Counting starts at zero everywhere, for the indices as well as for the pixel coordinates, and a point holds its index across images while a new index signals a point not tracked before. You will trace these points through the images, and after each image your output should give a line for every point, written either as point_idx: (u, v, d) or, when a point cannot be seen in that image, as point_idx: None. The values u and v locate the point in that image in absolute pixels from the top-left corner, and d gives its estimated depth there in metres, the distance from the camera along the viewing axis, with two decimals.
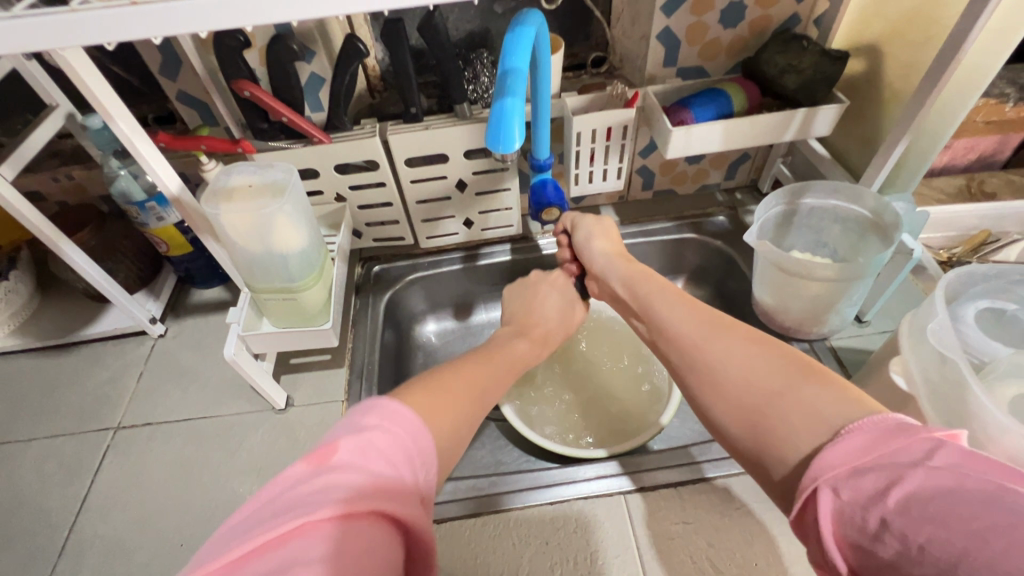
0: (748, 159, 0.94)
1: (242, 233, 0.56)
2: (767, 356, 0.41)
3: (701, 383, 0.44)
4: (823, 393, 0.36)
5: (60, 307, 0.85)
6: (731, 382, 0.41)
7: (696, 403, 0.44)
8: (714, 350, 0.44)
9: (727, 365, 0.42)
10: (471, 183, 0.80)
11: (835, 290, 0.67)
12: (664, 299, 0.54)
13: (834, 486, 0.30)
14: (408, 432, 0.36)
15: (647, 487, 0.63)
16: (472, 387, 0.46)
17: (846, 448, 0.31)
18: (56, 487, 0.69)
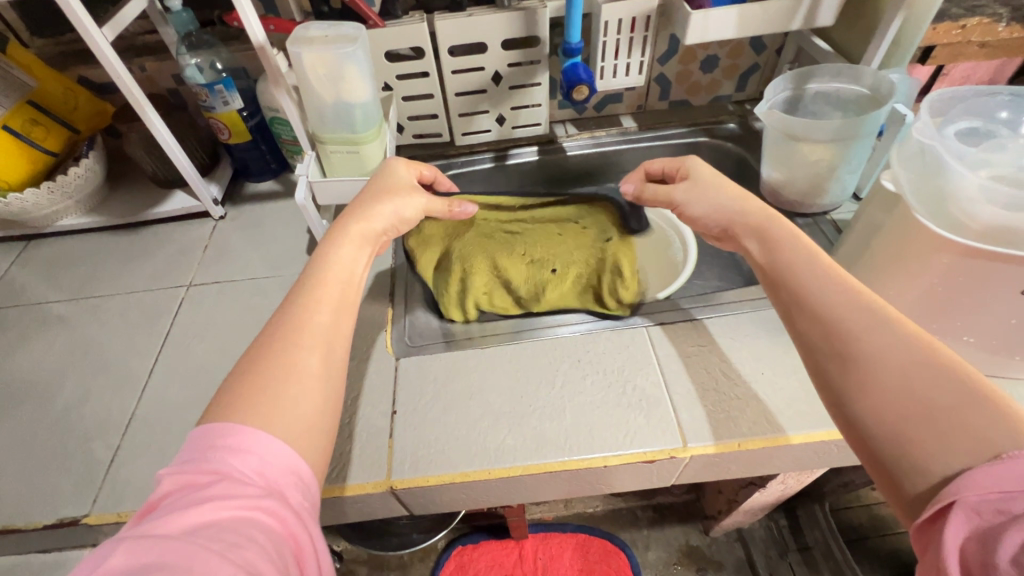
0: (758, 70, 1.01)
1: (320, 76, 0.65)
2: (926, 358, 0.39)
3: (844, 371, 0.42)
4: (990, 412, 0.35)
5: (131, 190, 0.94)
6: (882, 377, 0.40)
7: (830, 391, 0.43)
8: (871, 342, 0.42)
9: (879, 359, 0.41)
10: (506, 75, 0.88)
11: (836, 153, 0.75)
12: (813, 266, 0.50)
13: (973, 507, 0.32)
14: (262, 445, 0.41)
15: (665, 322, 0.72)
16: (314, 333, 0.49)
17: (1001, 473, 0.32)
18: (140, 327, 0.78)
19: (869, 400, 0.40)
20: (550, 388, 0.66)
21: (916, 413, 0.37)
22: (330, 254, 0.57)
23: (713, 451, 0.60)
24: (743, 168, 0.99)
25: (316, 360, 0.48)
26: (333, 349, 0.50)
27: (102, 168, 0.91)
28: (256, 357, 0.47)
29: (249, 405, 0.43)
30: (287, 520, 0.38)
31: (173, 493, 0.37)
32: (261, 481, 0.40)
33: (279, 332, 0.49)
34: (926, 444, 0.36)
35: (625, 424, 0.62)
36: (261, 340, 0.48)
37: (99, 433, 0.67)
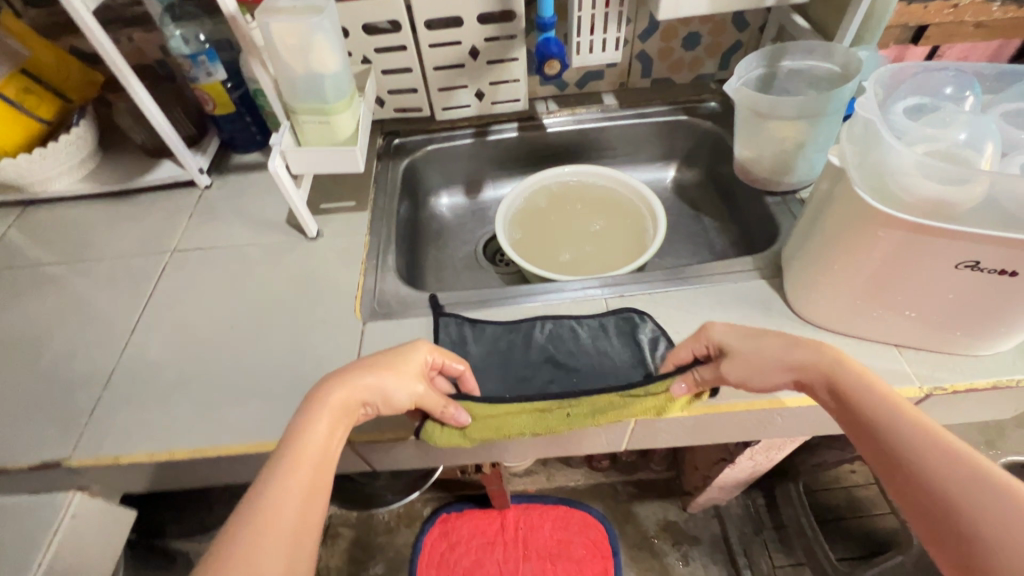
0: (741, 48, 1.01)
1: (290, 46, 0.67)
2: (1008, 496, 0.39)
3: (965, 545, 0.40)
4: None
5: (121, 159, 0.97)
6: (1005, 567, 0.38)
7: (932, 538, 0.42)
8: (954, 486, 0.41)
9: (970, 505, 0.40)
10: (483, 50, 0.89)
11: (802, 131, 0.75)
12: (889, 409, 0.46)
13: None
14: None
15: (625, 294, 0.74)
16: (282, 515, 0.44)
17: None
18: (125, 289, 0.82)
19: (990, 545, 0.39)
20: (509, 350, 0.68)
21: (1004, 560, 0.38)
22: (301, 432, 0.50)
23: (655, 414, 0.62)
24: (720, 147, 1.00)
25: (289, 555, 0.43)
26: (307, 535, 0.45)
27: (93, 137, 0.94)
28: (240, 548, 0.42)
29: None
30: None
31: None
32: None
33: (256, 521, 0.43)
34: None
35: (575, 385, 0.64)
36: (239, 532, 0.43)
37: (82, 385, 0.71)
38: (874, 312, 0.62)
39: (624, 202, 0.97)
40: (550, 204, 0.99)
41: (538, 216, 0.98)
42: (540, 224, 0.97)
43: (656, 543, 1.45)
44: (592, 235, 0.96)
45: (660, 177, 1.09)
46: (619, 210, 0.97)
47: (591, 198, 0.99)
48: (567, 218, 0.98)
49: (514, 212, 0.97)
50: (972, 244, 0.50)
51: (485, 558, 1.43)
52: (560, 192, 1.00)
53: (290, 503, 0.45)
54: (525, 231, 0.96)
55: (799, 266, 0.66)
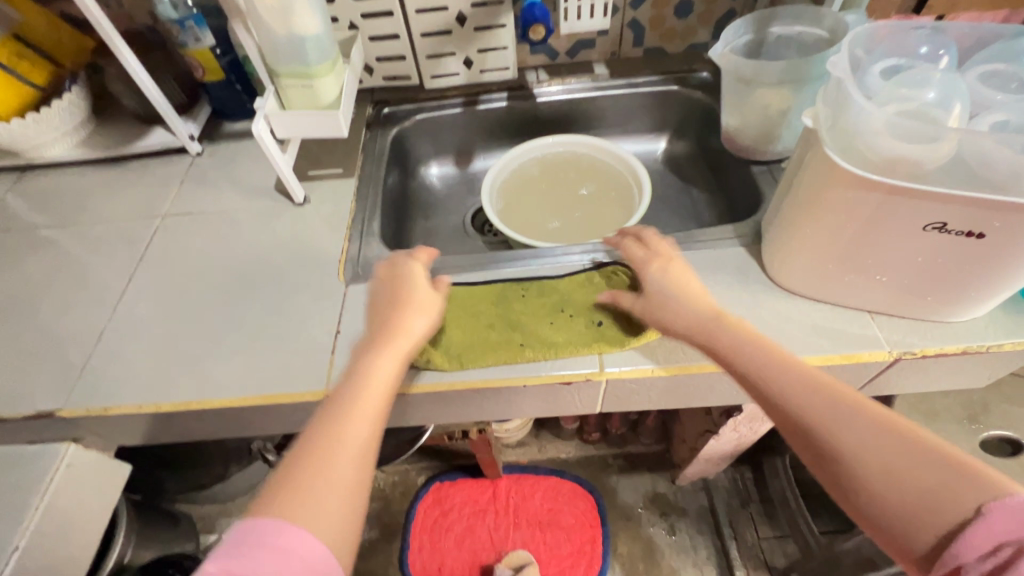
0: (734, 17, 0.99)
1: (270, 7, 0.67)
2: (883, 428, 0.46)
3: (836, 460, 0.46)
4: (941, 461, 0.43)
5: (114, 126, 0.98)
6: (868, 470, 0.45)
7: (820, 470, 0.48)
8: (840, 425, 0.47)
9: (849, 437, 0.46)
10: (470, 17, 0.89)
11: (788, 98, 0.74)
12: (759, 353, 0.53)
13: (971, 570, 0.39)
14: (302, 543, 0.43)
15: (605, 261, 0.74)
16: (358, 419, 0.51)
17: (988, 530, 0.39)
18: (116, 252, 0.84)
19: (862, 471, 0.45)
20: (489, 308, 0.68)
21: (886, 481, 0.44)
22: (370, 364, 0.55)
23: (627, 375, 0.63)
24: (711, 117, 0.99)
25: (352, 466, 0.48)
26: (368, 455, 0.50)
27: (86, 104, 0.95)
28: (303, 454, 0.48)
29: (290, 493, 0.46)
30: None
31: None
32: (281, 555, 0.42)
33: (320, 432, 0.49)
34: (923, 520, 0.42)
35: (550, 343, 0.64)
36: (302, 446, 0.49)
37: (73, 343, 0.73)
38: (847, 277, 0.62)
39: (612, 166, 0.97)
40: (540, 173, 1.00)
41: (528, 185, 0.99)
42: (530, 194, 0.98)
43: (643, 514, 1.48)
44: (582, 200, 0.96)
45: (651, 149, 1.09)
46: (608, 175, 0.97)
47: (580, 164, 0.99)
48: (557, 185, 0.99)
49: (504, 182, 0.98)
50: (940, 205, 0.51)
51: (476, 524, 1.47)
52: (548, 161, 1.00)
53: (360, 425, 0.51)
54: (514, 200, 0.97)
55: (775, 231, 0.66)
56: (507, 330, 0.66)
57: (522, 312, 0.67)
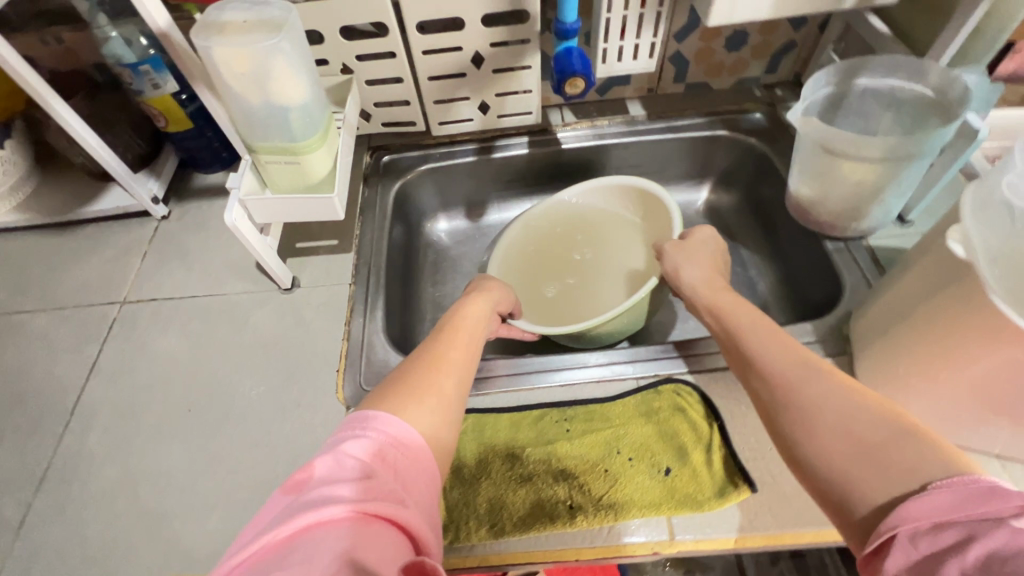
0: (794, 49, 0.84)
1: (240, 74, 0.51)
2: (851, 405, 0.37)
3: (794, 418, 0.39)
4: (927, 450, 0.33)
5: (61, 184, 0.82)
6: (829, 418, 0.37)
7: (775, 427, 0.41)
8: (808, 389, 0.40)
9: (820, 401, 0.38)
10: (488, 58, 0.73)
11: (884, 174, 0.62)
12: (759, 325, 0.49)
13: (912, 536, 0.29)
14: (404, 438, 0.39)
15: (663, 373, 0.61)
16: (450, 361, 0.49)
17: (928, 503, 0.30)
18: (66, 353, 0.70)
19: (810, 451, 0.37)
20: (529, 449, 0.56)
21: (847, 467, 0.35)
22: (443, 327, 0.54)
23: (702, 547, 0.50)
24: (765, 169, 0.84)
25: (455, 390, 0.46)
26: (464, 385, 0.48)
27: (24, 159, 0.79)
28: (394, 388, 0.44)
29: (402, 404, 0.42)
30: (419, 535, 0.35)
31: (326, 476, 0.35)
32: (404, 479, 0.37)
33: (416, 376, 0.45)
34: (870, 473, 0.34)
35: (607, 499, 0.52)
36: (392, 381, 0.45)
37: (12, 486, 0.60)
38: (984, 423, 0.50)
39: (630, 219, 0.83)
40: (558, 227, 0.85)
41: (541, 254, 0.83)
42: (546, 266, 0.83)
43: None
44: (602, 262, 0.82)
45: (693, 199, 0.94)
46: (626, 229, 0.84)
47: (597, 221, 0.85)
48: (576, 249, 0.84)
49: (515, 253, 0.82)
50: None
51: None
52: (561, 217, 0.84)
53: (456, 361, 0.49)
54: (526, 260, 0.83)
55: (884, 357, 0.54)
56: (555, 480, 0.54)
57: (573, 455, 0.55)
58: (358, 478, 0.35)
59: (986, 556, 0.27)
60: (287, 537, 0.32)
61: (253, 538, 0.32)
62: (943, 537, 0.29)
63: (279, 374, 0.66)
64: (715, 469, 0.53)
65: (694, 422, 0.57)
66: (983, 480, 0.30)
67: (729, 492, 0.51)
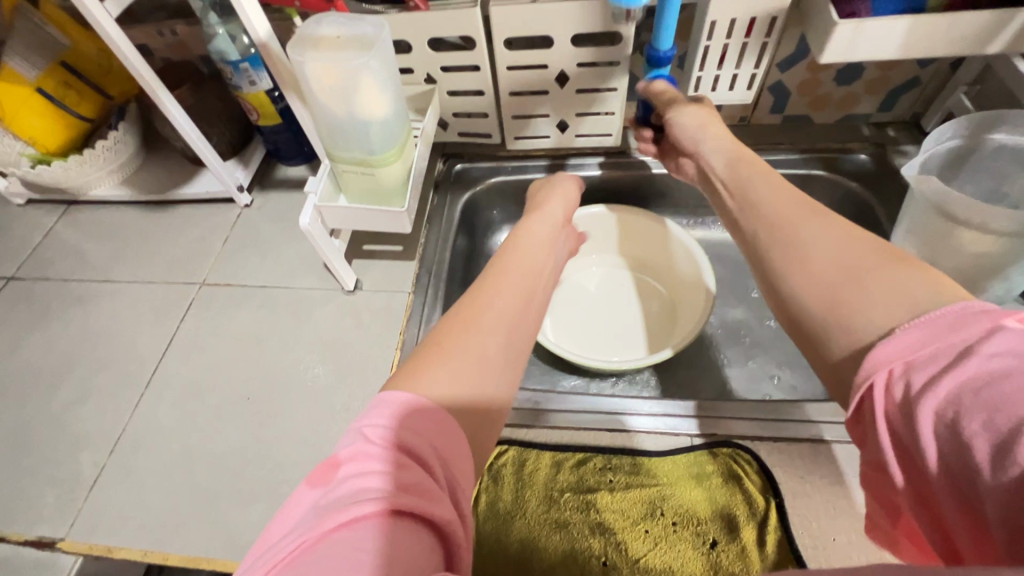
0: (916, 87, 0.75)
1: (328, 86, 0.52)
2: (846, 245, 0.39)
3: (785, 259, 0.41)
4: (914, 279, 0.35)
5: (162, 165, 0.89)
6: (818, 258, 0.39)
7: (767, 266, 0.43)
8: (800, 230, 0.42)
9: (818, 245, 0.40)
10: (573, 76, 0.70)
11: (1011, 249, 0.54)
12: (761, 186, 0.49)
13: (888, 379, 0.31)
14: (433, 421, 0.34)
15: (720, 436, 0.55)
16: (502, 310, 0.42)
17: (901, 340, 0.32)
18: (149, 325, 0.75)
19: (801, 289, 0.39)
20: (567, 495, 0.54)
21: (832, 305, 0.37)
22: (493, 267, 0.48)
23: None
24: (865, 217, 0.76)
25: (503, 344, 0.40)
26: (518, 334, 0.42)
27: (135, 139, 0.86)
28: (428, 356, 0.38)
29: (429, 373, 0.36)
30: (455, 540, 0.30)
31: (362, 466, 0.30)
32: (443, 469, 0.32)
33: (455, 334, 0.39)
34: (854, 304, 0.36)
35: (644, 564, 0.50)
36: (427, 350, 0.38)
37: (90, 443, 0.66)
38: None
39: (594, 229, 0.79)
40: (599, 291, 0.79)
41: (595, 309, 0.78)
42: (615, 326, 0.75)
43: None
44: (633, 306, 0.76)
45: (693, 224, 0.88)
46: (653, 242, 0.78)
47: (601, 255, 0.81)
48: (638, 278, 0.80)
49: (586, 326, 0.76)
50: None
51: None
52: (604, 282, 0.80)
53: (504, 307, 0.43)
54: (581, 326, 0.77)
55: None
56: (591, 532, 0.52)
57: (612, 509, 0.53)
58: (393, 469, 0.30)
59: (955, 389, 0.28)
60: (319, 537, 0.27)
61: (278, 543, 0.28)
62: (914, 376, 0.30)
63: (334, 373, 0.68)
64: (767, 552, 0.49)
65: (748, 494, 0.52)
66: (958, 307, 0.31)
67: None
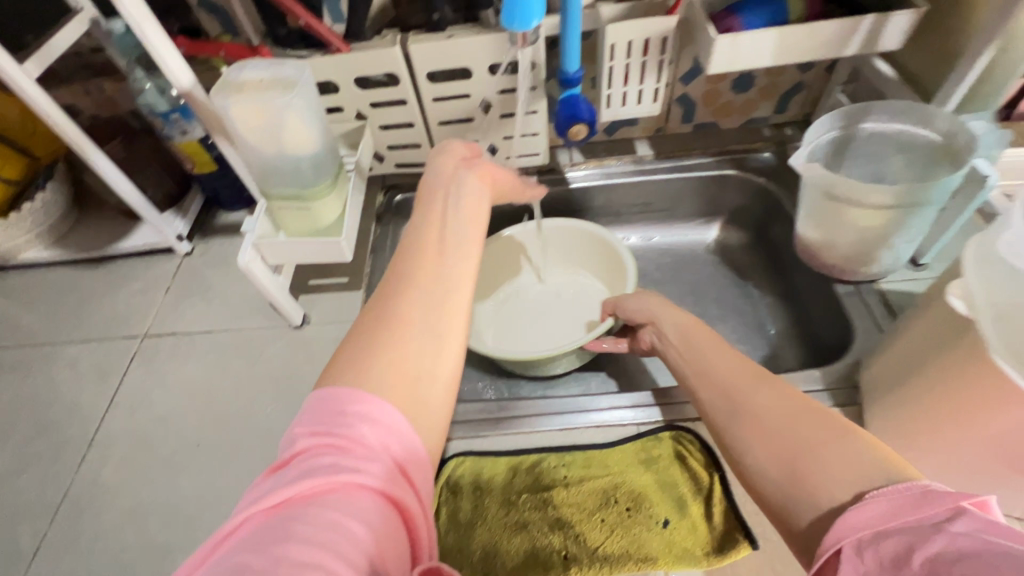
0: (802, 90, 0.84)
1: (255, 128, 0.55)
2: (795, 421, 0.37)
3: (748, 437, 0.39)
4: (848, 463, 0.33)
5: (95, 223, 0.88)
6: (773, 431, 0.38)
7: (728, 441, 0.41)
8: (757, 405, 0.40)
9: (760, 413, 0.39)
10: (496, 103, 0.75)
11: (892, 219, 0.61)
12: (723, 356, 0.47)
13: (857, 549, 0.28)
14: (387, 411, 0.34)
15: (676, 420, 0.59)
16: (426, 274, 0.42)
17: (867, 510, 0.29)
18: (89, 384, 0.73)
19: (754, 458, 0.38)
20: (525, 496, 0.55)
21: (788, 478, 0.35)
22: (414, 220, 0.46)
23: None
24: (776, 209, 0.83)
25: (423, 306, 0.40)
26: (443, 288, 0.41)
27: (65, 198, 0.85)
28: (355, 346, 0.38)
29: (356, 368, 0.36)
30: (411, 510, 0.32)
31: (307, 453, 0.32)
32: (396, 451, 0.34)
33: (373, 312, 0.39)
34: (810, 471, 0.34)
35: (602, 551, 0.51)
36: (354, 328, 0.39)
37: (31, 513, 0.63)
38: (1001, 486, 0.47)
39: (510, 243, 0.81)
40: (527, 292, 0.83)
41: (523, 309, 0.82)
42: (539, 322, 0.80)
43: None
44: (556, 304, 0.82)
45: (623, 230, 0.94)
46: (573, 246, 0.81)
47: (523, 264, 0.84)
48: (565, 281, 0.84)
49: (516, 328, 0.79)
50: None
51: None
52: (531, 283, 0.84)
53: (413, 269, 0.42)
54: (511, 326, 0.80)
55: (889, 412, 0.52)
56: (551, 528, 0.53)
57: (569, 503, 0.54)
58: (344, 449, 0.32)
59: (928, 563, 0.25)
60: (268, 513, 0.29)
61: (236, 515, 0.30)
62: (884, 545, 0.28)
63: (286, 408, 0.68)
64: (716, 524, 0.52)
65: (694, 472, 0.55)
66: (922, 483, 0.30)
67: (728, 549, 0.50)
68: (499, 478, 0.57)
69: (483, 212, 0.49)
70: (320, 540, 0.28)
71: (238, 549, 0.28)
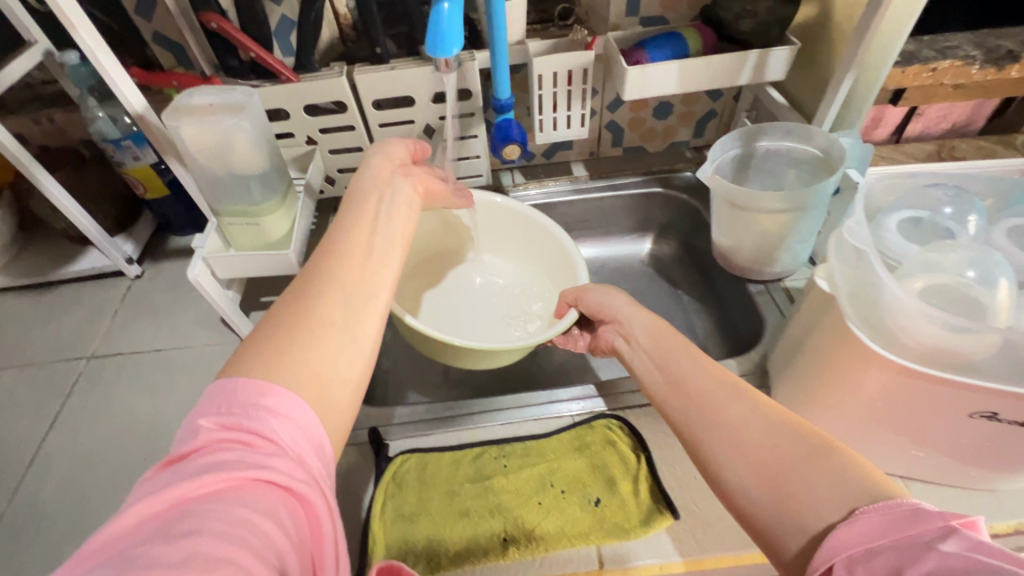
0: (715, 117, 0.95)
1: (203, 147, 0.59)
2: (774, 434, 0.37)
3: (724, 449, 0.38)
4: (825, 480, 0.33)
5: (41, 249, 0.88)
6: (753, 445, 0.37)
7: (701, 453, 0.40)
8: (728, 412, 0.40)
9: (735, 428, 0.38)
10: (438, 128, 0.81)
11: (786, 223, 0.70)
12: (693, 361, 0.46)
13: (848, 565, 0.28)
14: (296, 410, 0.37)
15: (624, 407, 0.65)
16: (351, 277, 0.45)
17: (860, 527, 0.29)
18: (30, 409, 0.72)
19: (732, 473, 0.37)
20: (467, 485, 0.59)
21: (775, 498, 0.34)
22: (336, 231, 0.48)
23: None
24: (698, 221, 0.92)
25: (345, 305, 0.43)
26: (368, 291, 0.45)
27: (9, 225, 0.85)
28: (272, 343, 0.40)
29: (281, 367, 0.39)
30: (316, 503, 0.35)
31: (209, 447, 0.35)
32: (299, 448, 0.36)
33: (291, 309, 0.42)
34: (799, 494, 0.33)
35: (537, 532, 0.55)
36: (269, 320, 0.41)
37: None
38: (881, 446, 0.54)
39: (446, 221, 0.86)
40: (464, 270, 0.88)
41: (457, 287, 0.86)
42: (473, 301, 0.85)
43: None
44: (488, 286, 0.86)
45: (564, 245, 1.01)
46: (504, 233, 0.86)
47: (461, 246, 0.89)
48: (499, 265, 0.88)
49: (450, 302, 0.84)
50: (986, 396, 0.44)
51: None
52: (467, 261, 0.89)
53: (338, 270, 0.44)
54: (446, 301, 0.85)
55: (788, 388, 0.59)
56: (491, 514, 0.56)
57: (508, 490, 0.58)
58: (246, 446, 0.35)
59: None
60: (167, 512, 0.31)
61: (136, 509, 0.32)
62: (874, 563, 0.28)
63: None
64: (642, 498, 0.57)
65: (623, 453, 0.60)
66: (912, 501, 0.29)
67: (654, 519, 0.55)
68: (441, 473, 0.60)
69: (412, 217, 0.53)
70: (228, 535, 0.30)
71: (138, 541, 0.30)
